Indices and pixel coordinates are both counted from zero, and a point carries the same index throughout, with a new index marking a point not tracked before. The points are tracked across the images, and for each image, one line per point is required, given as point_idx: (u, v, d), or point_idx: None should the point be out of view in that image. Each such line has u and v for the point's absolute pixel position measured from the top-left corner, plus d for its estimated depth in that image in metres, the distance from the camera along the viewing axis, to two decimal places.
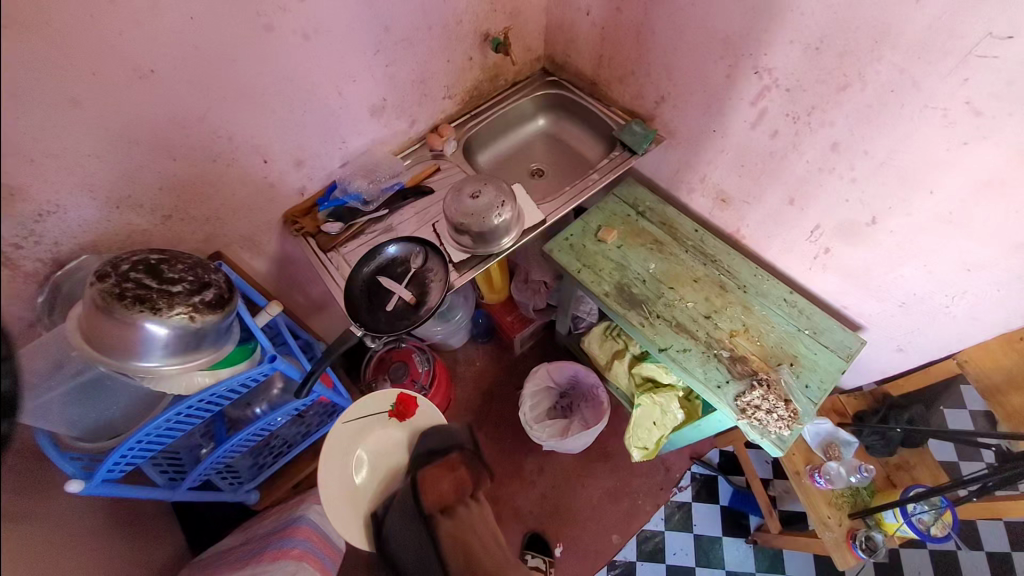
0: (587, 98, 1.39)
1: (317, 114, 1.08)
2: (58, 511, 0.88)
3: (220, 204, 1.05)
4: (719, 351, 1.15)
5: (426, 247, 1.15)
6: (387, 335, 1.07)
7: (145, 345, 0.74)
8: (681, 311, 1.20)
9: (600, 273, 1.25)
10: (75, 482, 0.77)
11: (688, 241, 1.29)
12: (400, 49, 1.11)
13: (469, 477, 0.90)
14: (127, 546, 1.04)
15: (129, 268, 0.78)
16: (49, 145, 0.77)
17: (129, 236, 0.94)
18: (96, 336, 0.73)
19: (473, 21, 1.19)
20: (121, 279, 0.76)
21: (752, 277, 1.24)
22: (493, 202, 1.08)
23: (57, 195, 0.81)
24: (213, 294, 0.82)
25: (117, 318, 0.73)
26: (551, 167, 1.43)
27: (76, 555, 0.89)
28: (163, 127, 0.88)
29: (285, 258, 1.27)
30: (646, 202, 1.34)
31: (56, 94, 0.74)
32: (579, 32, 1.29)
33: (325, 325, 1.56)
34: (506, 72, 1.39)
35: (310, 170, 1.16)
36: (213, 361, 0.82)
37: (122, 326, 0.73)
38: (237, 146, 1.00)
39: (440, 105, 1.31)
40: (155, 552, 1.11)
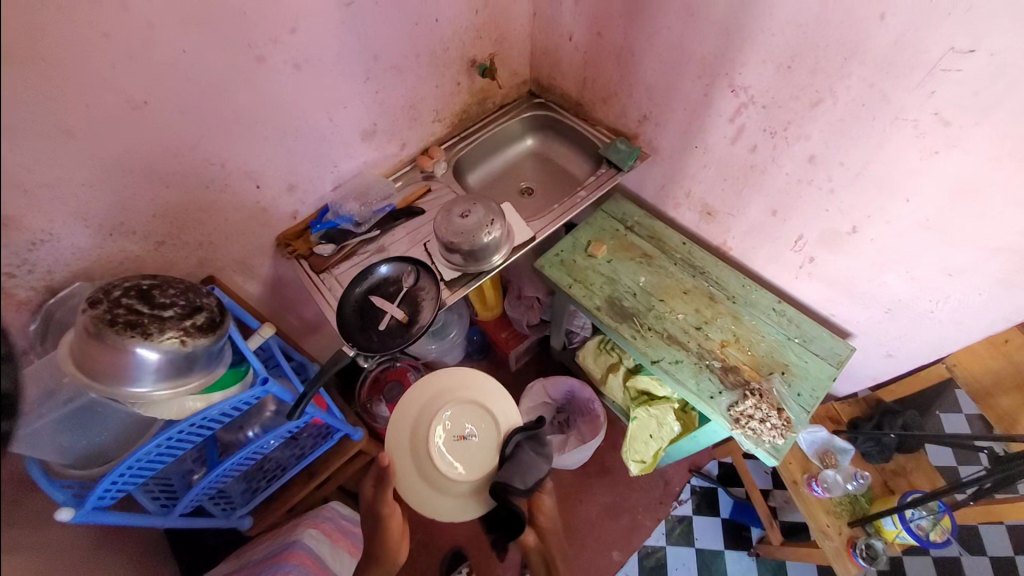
0: (573, 118, 1.43)
1: (308, 139, 1.10)
2: (46, 542, 0.87)
3: (213, 229, 1.06)
4: (710, 362, 1.16)
5: (417, 266, 1.15)
6: (380, 354, 1.06)
7: (137, 369, 0.75)
8: (672, 323, 1.21)
9: (591, 287, 1.26)
10: (65, 510, 0.76)
11: (676, 253, 1.31)
12: (389, 76, 1.14)
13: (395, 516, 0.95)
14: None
15: (121, 294, 0.79)
16: (44, 175, 0.78)
17: (122, 262, 0.95)
18: (89, 361, 0.73)
19: (460, 47, 1.23)
20: (113, 305, 0.77)
21: (740, 288, 1.26)
22: (483, 220, 1.10)
23: (52, 224, 0.82)
24: (206, 318, 0.83)
25: (109, 344, 0.73)
26: (540, 185, 1.46)
27: None
28: (157, 155, 0.90)
29: (278, 281, 1.28)
30: (634, 217, 1.37)
31: (52, 126, 0.76)
32: (563, 55, 1.34)
33: (319, 347, 1.57)
34: (494, 95, 1.43)
35: (302, 194, 1.18)
36: (205, 384, 0.83)
37: (113, 351, 0.73)
38: (230, 173, 1.02)
39: (429, 128, 1.34)
40: None
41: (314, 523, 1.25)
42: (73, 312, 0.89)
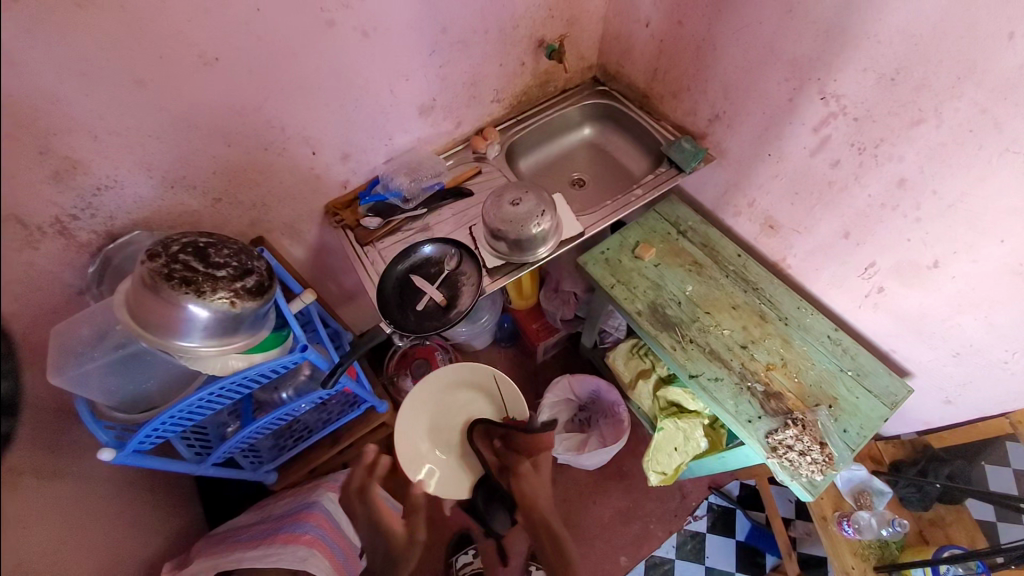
0: (637, 111, 1.36)
1: (366, 110, 1.09)
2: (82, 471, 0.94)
3: (267, 191, 1.08)
4: (753, 385, 1.10)
5: (461, 249, 1.11)
6: (415, 335, 1.04)
7: (187, 324, 0.76)
8: (716, 338, 1.15)
9: (634, 290, 1.21)
10: (105, 452, 0.79)
11: (729, 265, 1.24)
12: (456, 50, 1.11)
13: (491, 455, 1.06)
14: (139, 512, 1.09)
15: (179, 250, 0.80)
16: (112, 124, 0.82)
17: (180, 215, 1.00)
18: (144, 311, 0.75)
19: (530, 26, 1.18)
20: (171, 260, 0.78)
21: (795, 310, 1.19)
22: (533, 210, 1.06)
23: (116, 171, 0.87)
24: (256, 282, 0.83)
25: (164, 298, 0.74)
26: (593, 178, 1.41)
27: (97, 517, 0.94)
28: (221, 114, 0.91)
29: (322, 247, 1.30)
30: (688, 221, 1.30)
31: (123, 75, 0.78)
32: (636, 44, 1.26)
33: (355, 315, 1.59)
34: (558, 79, 1.37)
35: (355, 164, 1.18)
36: (249, 346, 0.84)
37: (167, 304, 0.75)
38: (288, 137, 1.02)
39: (488, 108, 1.30)
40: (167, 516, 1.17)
41: (333, 486, 1.29)
42: (128, 258, 0.95)
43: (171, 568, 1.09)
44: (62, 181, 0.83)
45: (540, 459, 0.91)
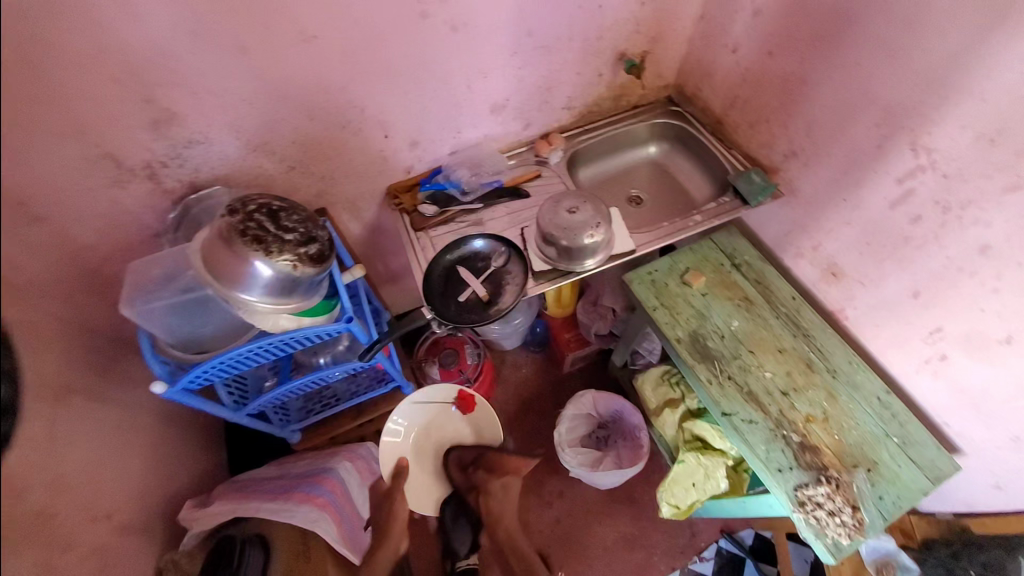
0: (709, 136, 1.34)
1: (442, 102, 1.12)
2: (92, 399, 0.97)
3: (338, 166, 1.14)
4: (788, 433, 1.06)
5: (510, 249, 1.12)
6: (453, 325, 1.05)
7: (251, 278, 0.81)
8: (755, 379, 1.11)
9: (677, 317, 1.19)
10: (158, 385, 0.84)
11: (781, 306, 1.20)
12: (538, 54, 1.13)
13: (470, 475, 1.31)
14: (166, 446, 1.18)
15: (255, 209, 0.85)
16: (214, 85, 0.88)
17: (257, 177, 1.07)
18: (216, 259, 0.80)
19: (615, 38, 1.19)
20: (247, 218, 0.83)
21: (846, 363, 1.14)
22: (589, 220, 1.06)
23: (208, 129, 0.94)
24: (319, 250, 0.86)
25: (236, 250, 0.79)
26: (652, 197, 1.40)
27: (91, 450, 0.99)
28: (311, 89, 0.96)
29: (377, 226, 1.35)
30: (744, 255, 1.27)
31: (231, 41, 0.84)
32: (719, 69, 1.25)
33: (395, 297, 1.64)
34: (633, 93, 1.37)
35: (421, 151, 1.21)
36: (300, 309, 0.88)
37: (237, 257, 0.79)
38: (366, 118, 1.07)
39: (558, 114, 1.31)
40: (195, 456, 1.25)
41: (349, 457, 1.33)
42: (204, 211, 1.02)
43: (194, 503, 1.16)
44: (159, 130, 0.90)
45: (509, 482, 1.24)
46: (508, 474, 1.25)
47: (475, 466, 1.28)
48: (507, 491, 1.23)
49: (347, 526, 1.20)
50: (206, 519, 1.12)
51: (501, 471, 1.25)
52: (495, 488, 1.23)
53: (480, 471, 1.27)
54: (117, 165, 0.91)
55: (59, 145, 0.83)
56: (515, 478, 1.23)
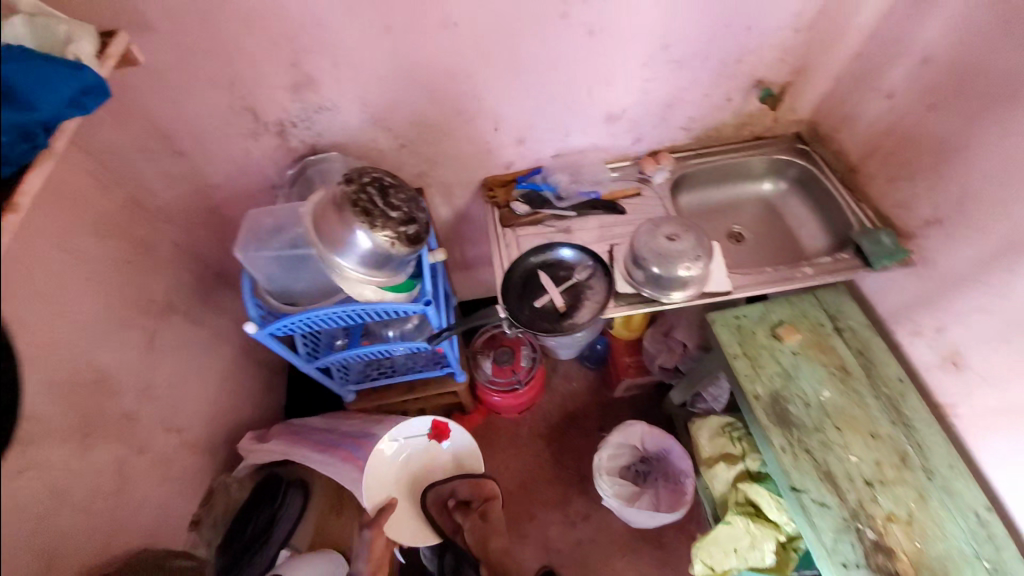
0: (836, 183, 1.23)
1: (558, 104, 1.10)
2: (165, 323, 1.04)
3: (444, 151, 1.16)
4: (862, 528, 0.94)
5: (597, 263, 1.08)
6: (523, 328, 1.03)
7: (352, 244, 0.84)
8: (836, 459, 1.00)
9: (759, 371, 1.10)
10: (251, 325, 0.91)
11: (883, 386, 1.08)
12: (667, 69, 1.08)
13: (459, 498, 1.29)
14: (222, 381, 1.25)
15: (368, 182, 0.87)
16: (352, 57, 0.93)
17: (370, 149, 1.12)
18: (327, 221, 0.85)
19: (754, 64, 1.11)
20: (360, 189, 0.86)
21: (946, 467, 0.99)
22: (688, 251, 1.00)
23: (338, 97, 0.99)
24: (416, 232, 0.87)
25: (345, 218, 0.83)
26: (755, 236, 1.31)
27: (153, 375, 1.07)
28: (438, 73, 0.98)
29: (465, 214, 1.36)
30: (850, 320, 1.16)
31: (377, 18, 0.87)
32: (864, 113, 1.13)
33: (466, 284, 1.66)
34: (757, 124, 1.27)
35: (525, 149, 1.20)
36: (386, 284, 0.90)
37: (345, 224, 0.83)
38: (481, 109, 1.07)
39: (671, 134, 1.25)
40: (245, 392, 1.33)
41: None
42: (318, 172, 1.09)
43: (253, 436, 1.24)
44: (297, 93, 0.97)
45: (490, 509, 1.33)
46: (487, 497, 1.32)
47: (456, 500, 1.28)
48: (489, 515, 1.32)
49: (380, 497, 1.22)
50: (262, 454, 1.19)
51: (481, 496, 1.32)
52: (476, 518, 1.30)
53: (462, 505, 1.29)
54: (256, 119, 1.01)
55: (210, 92, 0.94)
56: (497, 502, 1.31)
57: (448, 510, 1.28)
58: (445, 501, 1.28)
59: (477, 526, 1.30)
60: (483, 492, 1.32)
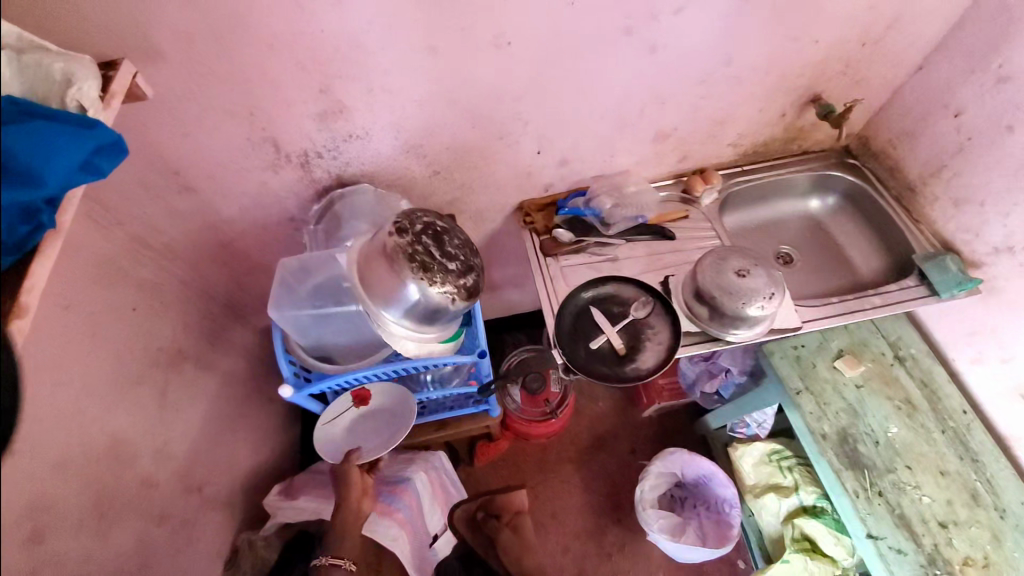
0: (891, 201, 1.17)
1: (607, 125, 1.01)
2: None
3: (481, 176, 1.06)
4: (941, 575, 0.90)
5: (656, 299, 1.02)
6: (581, 373, 0.96)
7: (408, 306, 0.76)
8: (910, 501, 0.96)
9: (824, 407, 1.05)
10: (287, 390, 0.83)
11: (949, 419, 1.02)
12: (725, 86, 0.99)
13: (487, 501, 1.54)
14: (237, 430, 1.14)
15: (422, 229, 0.78)
16: (390, 81, 0.82)
17: (400, 176, 1.01)
18: (378, 278, 0.76)
19: (814, 78, 1.03)
20: (415, 239, 0.76)
21: (1020, 505, 0.95)
22: (761, 288, 0.93)
23: (370, 125, 0.89)
24: (475, 283, 0.79)
25: (401, 274, 0.74)
26: (803, 257, 1.24)
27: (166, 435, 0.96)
28: (482, 96, 0.88)
29: (496, 238, 1.26)
30: (911, 348, 1.10)
31: (421, 39, 0.77)
32: (929, 129, 1.06)
33: (488, 307, 1.57)
34: (807, 138, 1.20)
35: (567, 171, 1.11)
36: (440, 338, 0.82)
37: (401, 282, 0.74)
38: (525, 132, 0.98)
39: (719, 151, 1.16)
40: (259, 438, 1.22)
41: (426, 467, 1.26)
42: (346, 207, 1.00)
43: (279, 490, 1.14)
44: (325, 122, 0.86)
45: (516, 524, 1.48)
46: (516, 511, 1.50)
47: (484, 513, 1.51)
48: (520, 529, 1.47)
49: (418, 541, 1.15)
50: (292, 512, 1.09)
51: (510, 510, 1.50)
52: (505, 531, 1.46)
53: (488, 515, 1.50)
54: (276, 150, 0.89)
55: (228, 124, 0.83)
56: (524, 516, 1.49)
57: (479, 522, 1.50)
58: (475, 514, 1.53)
59: (511, 539, 1.45)
60: (511, 506, 1.51)
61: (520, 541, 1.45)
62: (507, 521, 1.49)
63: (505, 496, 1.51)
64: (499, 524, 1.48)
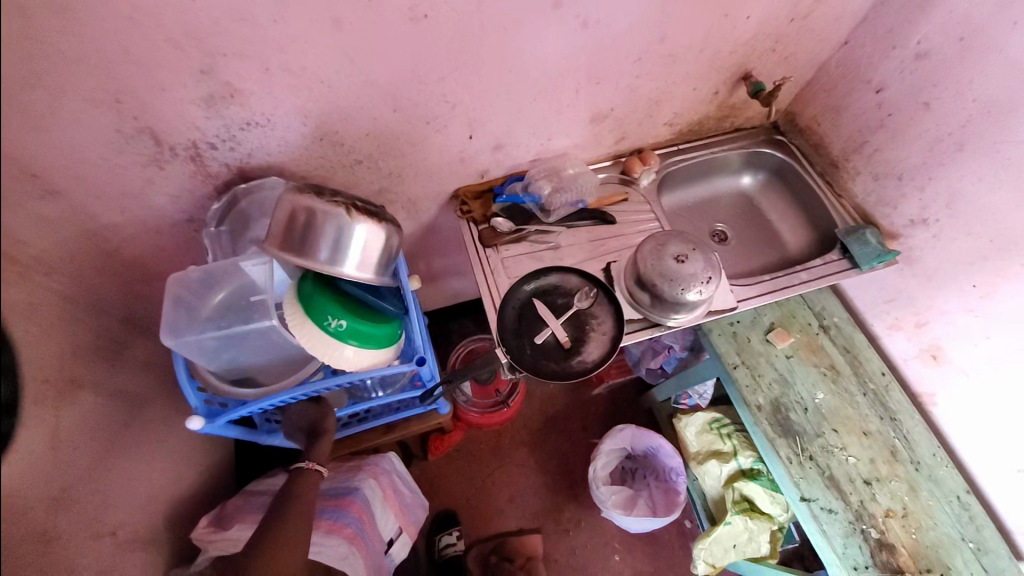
0: (815, 176, 1.21)
1: (541, 106, 0.95)
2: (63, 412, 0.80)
3: (409, 164, 0.97)
4: (866, 528, 1.00)
5: (599, 288, 1.00)
6: (528, 371, 0.93)
7: (308, 234, 0.72)
8: (839, 463, 1.04)
9: (759, 379, 1.10)
10: (197, 421, 0.75)
11: (870, 382, 1.10)
12: (660, 64, 0.96)
13: (506, 546, 1.48)
14: (152, 457, 1.02)
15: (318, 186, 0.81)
16: (290, 60, 0.71)
17: (316, 167, 0.90)
18: (274, 234, 0.73)
19: (746, 54, 1.02)
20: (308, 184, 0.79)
21: (929, 455, 1.05)
22: (699, 273, 0.94)
23: (272, 111, 0.78)
24: (377, 210, 0.78)
25: (290, 199, 0.73)
26: (736, 232, 1.27)
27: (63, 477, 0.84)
28: (402, 76, 0.79)
29: (433, 228, 1.18)
30: (835, 317, 1.16)
31: (322, 11, 0.66)
32: (851, 106, 1.09)
33: (430, 297, 1.49)
34: (739, 115, 1.20)
35: (503, 155, 1.04)
36: (357, 277, 0.75)
37: (292, 209, 0.73)
38: (454, 116, 0.90)
39: (656, 130, 1.14)
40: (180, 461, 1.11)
41: (374, 473, 1.21)
42: (255, 207, 0.90)
43: (209, 521, 1.05)
44: (214, 108, 0.74)
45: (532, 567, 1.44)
46: (529, 555, 1.47)
47: (497, 555, 1.46)
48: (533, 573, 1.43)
49: (371, 555, 1.09)
50: (225, 543, 1.00)
51: (523, 553, 1.47)
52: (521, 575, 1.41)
53: (502, 558, 1.45)
54: (158, 143, 0.76)
55: (89, 115, 0.69)
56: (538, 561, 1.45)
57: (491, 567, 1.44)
58: (487, 560, 1.46)
59: None
60: (525, 550, 1.47)
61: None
62: (521, 565, 1.44)
63: (520, 538, 1.49)
64: (512, 568, 1.43)
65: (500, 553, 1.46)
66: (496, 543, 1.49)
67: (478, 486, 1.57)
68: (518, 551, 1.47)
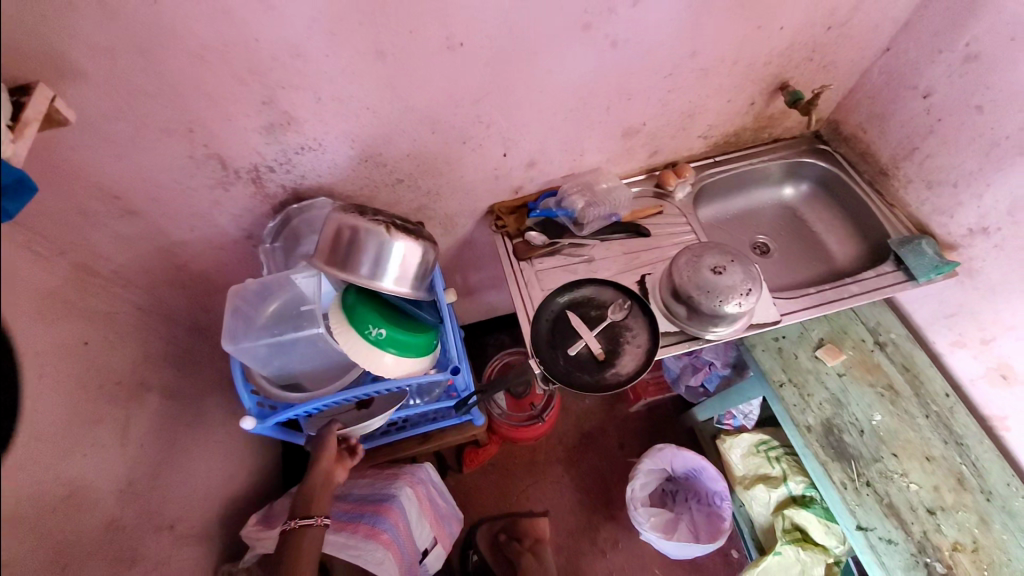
0: (863, 184, 1.16)
1: (573, 123, 0.97)
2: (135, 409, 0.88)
3: (446, 182, 1.02)
4: (931, 562, 0.91)
5: (633, 300, 1.00)
6: (560, 383, 0.94)
7: (351, 250, 0.78)
8: (898, 490, 0.96)
9: (807, 398, 1.05)
10: (249, 421, 0.82)
11: (933, 402, 1.02)
12: (692, 78, 0.96)
13: (514, 523, 1.51)
14: (209, 456, 1.10)
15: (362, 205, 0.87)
16: (339, 90, 0.78)
17: (361, 186, 0.97)
18: (321, 251, 0.79)
19: (781, 65, 1.01)
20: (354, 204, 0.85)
21: (1004, 486, 0.95)
22: (737, 284, 0.92)
23: (323, 136, 0.85)
24: (415, 227, 0.83)
25: (335, 218, 0.79)
26: (778, 245, 1.23)
27: None
28: (439, 100, 0.84)
29: (469, 243, 1.23)
30: (891, 333, 1.09)
31: (367, 45, 0.73)
32: (899, 112, 1.05)
33: (466, 311, 1.53)
34: (778, 125, 1.18)
35: (536, 172, 1.07)
36: (395, 292, 0.80)
37: (336, 227, 0.78)
38: (489, 135, 0.94)
39: (690, 143, 1.14)
40: (232, 463, 1.18)
41: (409, 481, 1.23)
42: (306, 223, 0.97)
43: (256, 520, 1.11)
44: (273, 135, 0.82)
45: (538, 550, 1.46)
46: (538, 537, 1.48)
47: (506, 535, 1.48)
48: (541, 556, 1.44)
49: (407, 565, 1.10)
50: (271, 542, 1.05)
51: (532, 535, 1.48)
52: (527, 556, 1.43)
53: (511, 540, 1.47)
54: (223, 167, 0.84)
55: (166, 143, 0.78)
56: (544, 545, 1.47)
57: (500, 545, 1.46)
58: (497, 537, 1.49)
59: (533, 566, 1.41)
60: (534, 532, 1.49)
61: (542, 569, 1.41)
62: (529, 547, 1.46)
63: (530, 520, 1.50)
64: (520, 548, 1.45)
65: (509, 526, 1.50)
66: (506, 520, 1.52)
67: (513, 501, 1.56)
68: (527, 531, 1.49)
